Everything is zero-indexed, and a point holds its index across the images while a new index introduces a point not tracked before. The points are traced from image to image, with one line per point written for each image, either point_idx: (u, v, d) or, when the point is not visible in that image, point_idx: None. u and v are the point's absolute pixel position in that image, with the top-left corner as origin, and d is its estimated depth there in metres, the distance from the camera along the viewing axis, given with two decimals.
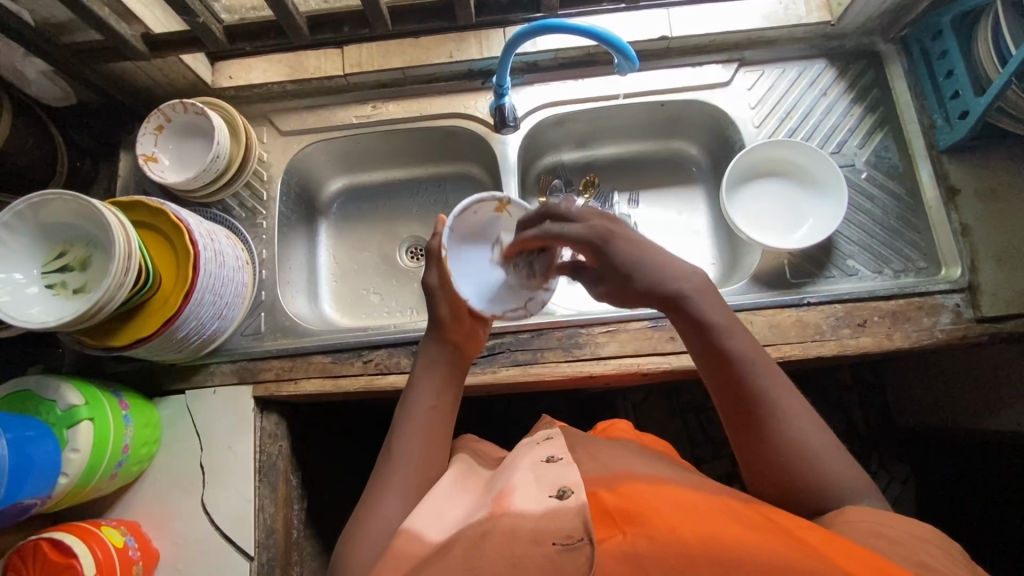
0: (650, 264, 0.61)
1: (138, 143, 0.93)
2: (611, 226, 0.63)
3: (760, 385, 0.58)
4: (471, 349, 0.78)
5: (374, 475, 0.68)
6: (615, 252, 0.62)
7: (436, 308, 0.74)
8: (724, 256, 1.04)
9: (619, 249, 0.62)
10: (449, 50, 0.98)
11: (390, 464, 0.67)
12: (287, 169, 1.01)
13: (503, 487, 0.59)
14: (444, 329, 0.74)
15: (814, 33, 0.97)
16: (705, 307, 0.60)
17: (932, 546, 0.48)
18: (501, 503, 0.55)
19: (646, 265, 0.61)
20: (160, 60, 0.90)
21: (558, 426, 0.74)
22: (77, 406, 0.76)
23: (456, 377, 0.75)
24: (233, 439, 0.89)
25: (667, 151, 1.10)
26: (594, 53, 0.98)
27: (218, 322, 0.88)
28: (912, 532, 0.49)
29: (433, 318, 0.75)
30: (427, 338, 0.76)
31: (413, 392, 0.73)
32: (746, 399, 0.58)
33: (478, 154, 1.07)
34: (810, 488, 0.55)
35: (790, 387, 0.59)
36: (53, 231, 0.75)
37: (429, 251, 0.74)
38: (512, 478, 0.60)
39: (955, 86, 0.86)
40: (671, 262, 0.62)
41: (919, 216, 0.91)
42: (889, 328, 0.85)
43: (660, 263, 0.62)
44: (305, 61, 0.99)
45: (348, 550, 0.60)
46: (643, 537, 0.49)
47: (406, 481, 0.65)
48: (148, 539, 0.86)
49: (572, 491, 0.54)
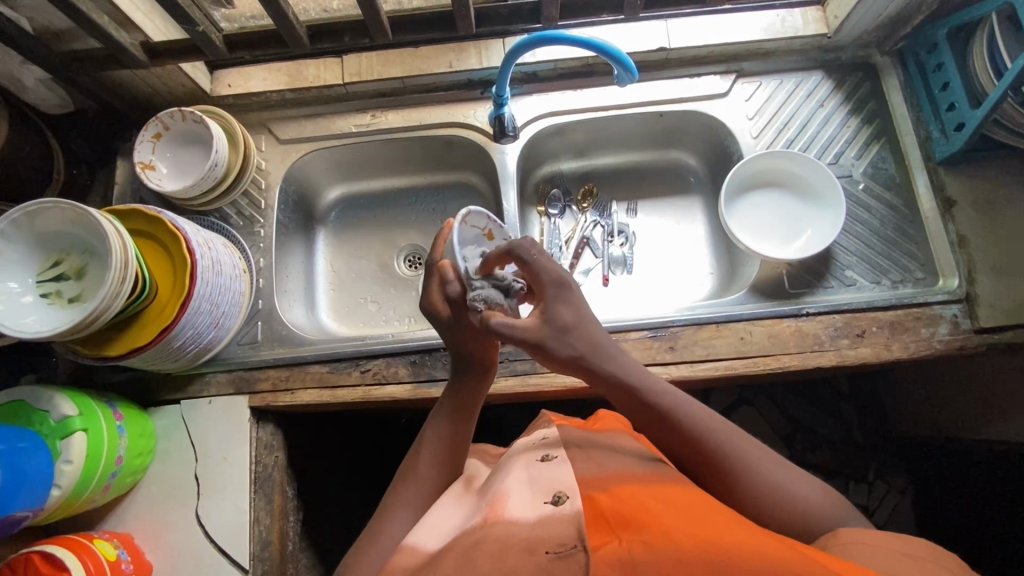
0: (594, 332, 0.61)
1: (135, 151, 0.93)
2: (566, 280, 0.60)
3: (716, 442, 0.61)
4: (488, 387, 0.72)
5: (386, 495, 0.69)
6: (560, 311, 0.59)
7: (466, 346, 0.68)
8: (721, 265, 1.04)
9: (563, 307, 0.60)
10: (449, 60, 0.98)
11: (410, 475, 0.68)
12: (285, 177, 1.01)
13: (499, 490, 0.59)
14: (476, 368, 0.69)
15: (811, 45, 0.98)
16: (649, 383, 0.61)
17: (922, 560, 0.48)
18: (494, 509, 0.56)
19: (593, 337, 0.61)
20: (159, 69, 0.90)
21: (554, 425, 0.73)
22: (70, 417, 0.75)
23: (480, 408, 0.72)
24: (230, 450, 0.88)
25: (666, 161, 1.10)
26: (593, 64, 0.99)
27: (214, 331, 0.87)
28: (903, 552, 0.50)
29: (463, 356, 0.69)
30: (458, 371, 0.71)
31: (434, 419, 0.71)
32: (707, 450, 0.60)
33: (477, 163, 1.07)
34: None
35: (750, 439, 0.62)
36: (49, 240, 0.75)
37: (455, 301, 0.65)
38: (506, 482, 0.60)
39: (950, 98, 0.87)
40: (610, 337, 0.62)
41: (915, 226, 0.91)
42: (888, 338, 0.85)
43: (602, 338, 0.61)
44: (305, 69, 0.99)
45: (357, 559, 0.62)
46: (639, 542, 0.48)
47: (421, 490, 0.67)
48: (141, 552, 0.84)
49: (567, 496, 0.54)
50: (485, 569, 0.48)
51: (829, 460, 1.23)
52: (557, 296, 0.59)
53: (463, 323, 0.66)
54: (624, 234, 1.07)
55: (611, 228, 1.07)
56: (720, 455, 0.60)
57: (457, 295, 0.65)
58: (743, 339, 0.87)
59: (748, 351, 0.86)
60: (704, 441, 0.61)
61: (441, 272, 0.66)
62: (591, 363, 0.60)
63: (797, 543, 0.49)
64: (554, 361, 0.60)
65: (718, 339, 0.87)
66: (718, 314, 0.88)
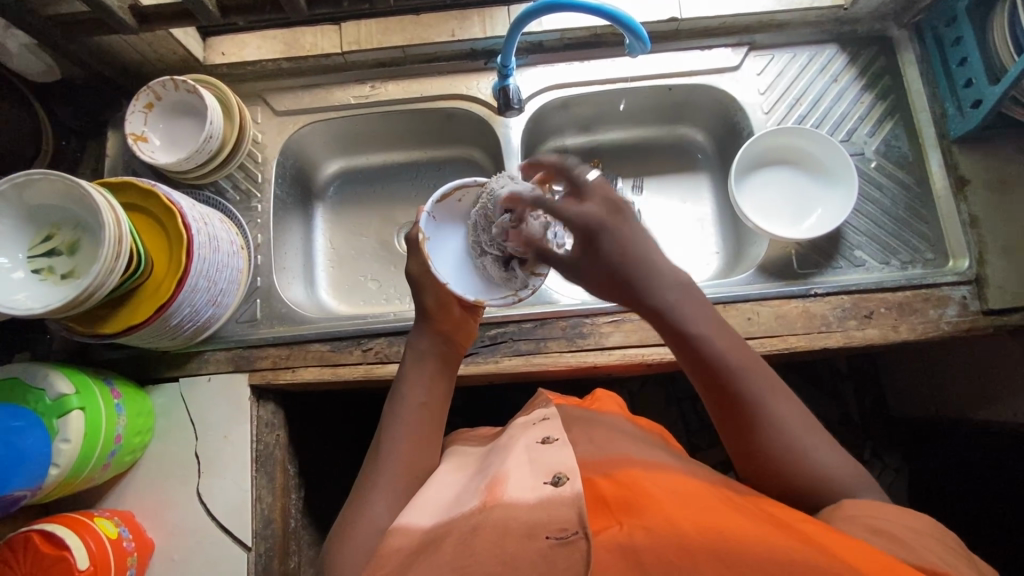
0: (647, 260, 0.60)
1: (126, 121, 0.90)
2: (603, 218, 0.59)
3: (749, 392, 0.58)
4: (462, 338, 0.76)
5: (361, 473, 0.65)
6: (601, 250, 0.60)
7: (422, 298, 0.74)
8: (727, 245, 1.02)
9: (607, 242, 0.59)
10: (451, 28, 0.95)
11: (394, 412, 0.68)
12: (281, 151, 0.98)
13: (497, 471, 0.58)
14: (434, 319, 0.74)
15: (825, 17, 0.94)
16: (693, 318, 0.59)
17: (931, 543, 0.48)
18: (493, 492, 0.55)
19: (647, 263, 0.60)
20: (150, 35, 0.87)
21: (553, 404, 0.73)
22: (67, 395, 0.73)
23: (449, 366, 0.74)
24: (230, 428, 0.87)
25: (672, 137, 1.08)
26: (600, 34, 0.95)
27: (212, 308, 0.85)
28: (904, 522, 0.50)
29: (420, 309, 0.74)
30: (416, 329, 0.75)
31: (404, 387, 0.70)
32: (736, 401, 0.58)
33: (478, 137, 1.04)
34: (808, 483, 0.57)
35: (789, 395, 0.59)
36: (40, 214, 0.72)
37: (410, 239, 0.73)
38: (506, 460, 0.59)
39: (968, 74, 0.85)
40: (660, 262, 0.61)
41: (927, 207, 0.89)
42: (896, 319, 0.84)
43: (649, 263, 0.60)
44: (301, 38, 0.96)
45: (338, 542, 0.58)
46: (640, 528, 0.48)
47: (406, 428, 0.66)
48: (142, 530, 0.84)
49: (568, 477, 0.54)
50: (487, 557, 0.48)
51: None
52: (599, 234, 0.59)
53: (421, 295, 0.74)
54: None
55: None
56: (744, 413, 0.58)
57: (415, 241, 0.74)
58: (750, 319, 0.86)
59: (755, 332, 0.85)
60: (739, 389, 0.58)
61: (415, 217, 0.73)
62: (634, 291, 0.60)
63: (799, 524, 0.48)
64: (601, 283, 0.62)
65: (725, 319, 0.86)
66: (724, 295, 0.87)
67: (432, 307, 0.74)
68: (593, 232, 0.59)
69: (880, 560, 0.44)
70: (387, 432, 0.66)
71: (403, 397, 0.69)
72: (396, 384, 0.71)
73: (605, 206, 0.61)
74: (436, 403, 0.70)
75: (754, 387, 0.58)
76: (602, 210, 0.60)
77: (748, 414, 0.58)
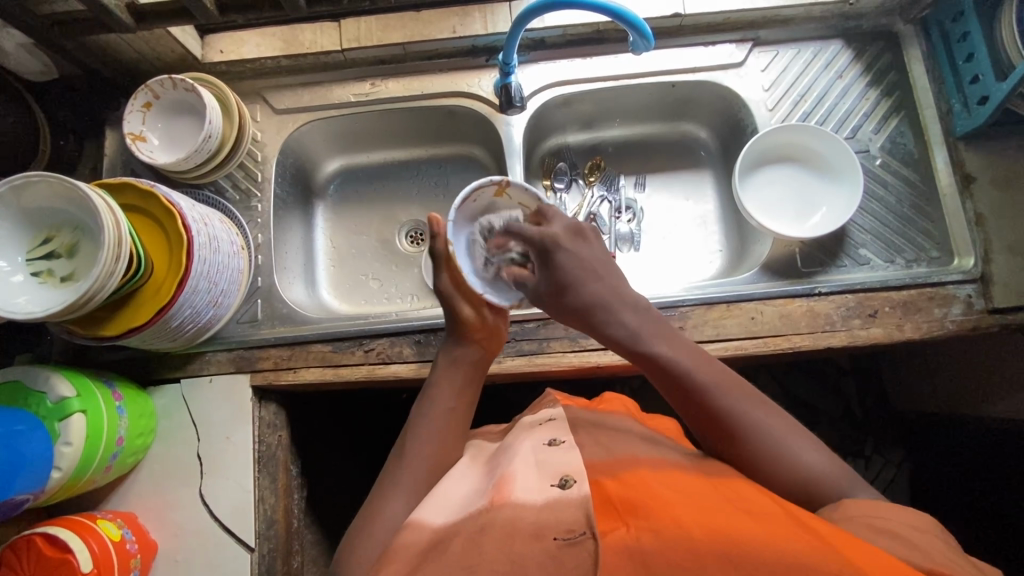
0: (598, 286, 0.67)
1: (125, 121, 0.89)
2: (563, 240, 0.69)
3: (723, 405, 0.58)
4: (496, 346, 0.77)
5: (383, 472, 0.66)
6: (559, 269, 0.67)
7: (455, 308, 0.76)
8: (730, 243, 1.02)
9: (563, 263, 0.67)
10: (452, 25, 0.94)
11: (419, 415, 0.69)
12: (281, 149, 0.97)
13: (504, 471, 0.59)
14: (467, 327, 0.76)
15: (831, 12, 0.93)
16: (654, 339, 0.63)
17: (937, 546, 0.48)
18: (500, 491, 0.55)
19: (601, 289, 0.66)
20: (147, 33, 0.86)
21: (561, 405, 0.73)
22: (68, 398, 0.73)
23: (479, 372, 0.75)
24: (231, 430, 0.87)
25: (675, 134, 1.07)
26: (603, 30, 0.94)
27: (213, 310, 0.84)
28: (913, 525, 0.50)
29: (454, 318, 0.77)
30: (451, 336, 0.77)
31: (433, 390, 0.72)
32: (715, 419, 0.59)
33: (480, 135, 1.03)
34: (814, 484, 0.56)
35: (772, 408, 0.59)
36: (39, 216, 0.71)
37: (435, 255, 0.78)
38: (513, 461, 0.59)
39: (975, 70, 0.84)
40: (621, 291, 0.67)
41: (933, 204, 0.89)
42: (900, 318, 0.84)
43: (604, 289, 0.67)
44: (300, 35, 0.94)
45: (355, 539, 0.59)
46: (646, 531, 0.48)
47: (431, 431, 0.67)
48: (145, 531, 0.84)
49: (574, 480, 0.54)
50: (493, 557, 0.48)
51: (829, 435, 1.23)
52: (553, 257, 0.68)
53: (450, 312, 0.77)
54: (632, 209, 1.05)
55: (619, 203, 1.05)
56: (726, 428, 0.58)
57: (444, 251, 0.77)
58: (754, 318, 0.85)
59: (758, 331, 0.85)
60: (714, 406, 0.59)
61: (432, 226, 0.77)
62: (597, 314, 0.66)
63: (806, 521, 0.48)
64: (568, 308, 0.67)
65: (729, 319, 0.86)
66: (728, 294, 0.86)
67: (466, 316, 0.76)
68: (548, 250, 0.69)
69: (890, 563, 0.43)
70: (412, 433, 0.68)
71: (430, 402, 0.70)
72: (425, 387, 0.73)
73: (566, 229, 0.71)
74: (462, 410, 0.72)
75: (730, 402, 0.58)
76: (562, 231, 0.70)
77: (731, 428, 0.58)
